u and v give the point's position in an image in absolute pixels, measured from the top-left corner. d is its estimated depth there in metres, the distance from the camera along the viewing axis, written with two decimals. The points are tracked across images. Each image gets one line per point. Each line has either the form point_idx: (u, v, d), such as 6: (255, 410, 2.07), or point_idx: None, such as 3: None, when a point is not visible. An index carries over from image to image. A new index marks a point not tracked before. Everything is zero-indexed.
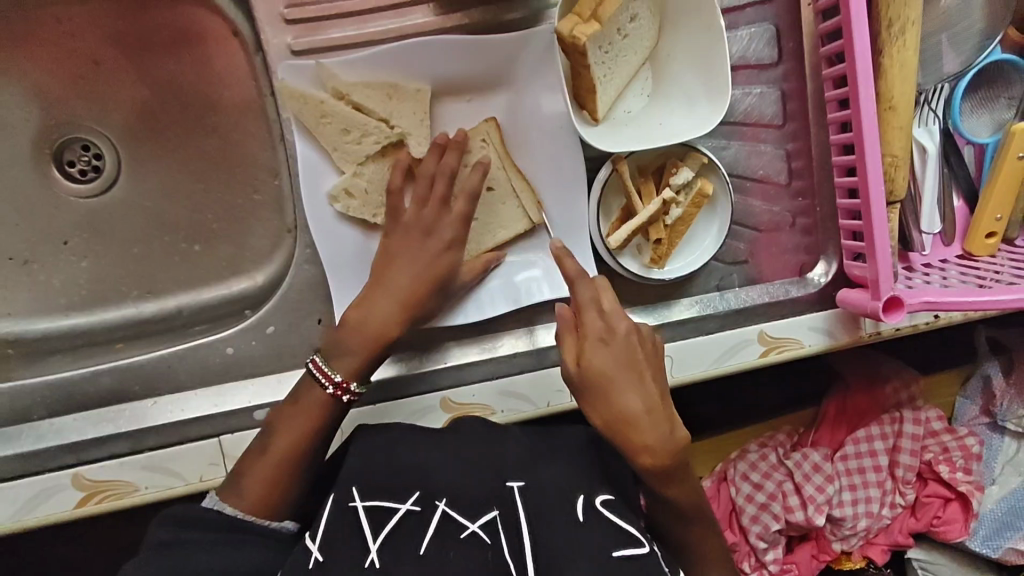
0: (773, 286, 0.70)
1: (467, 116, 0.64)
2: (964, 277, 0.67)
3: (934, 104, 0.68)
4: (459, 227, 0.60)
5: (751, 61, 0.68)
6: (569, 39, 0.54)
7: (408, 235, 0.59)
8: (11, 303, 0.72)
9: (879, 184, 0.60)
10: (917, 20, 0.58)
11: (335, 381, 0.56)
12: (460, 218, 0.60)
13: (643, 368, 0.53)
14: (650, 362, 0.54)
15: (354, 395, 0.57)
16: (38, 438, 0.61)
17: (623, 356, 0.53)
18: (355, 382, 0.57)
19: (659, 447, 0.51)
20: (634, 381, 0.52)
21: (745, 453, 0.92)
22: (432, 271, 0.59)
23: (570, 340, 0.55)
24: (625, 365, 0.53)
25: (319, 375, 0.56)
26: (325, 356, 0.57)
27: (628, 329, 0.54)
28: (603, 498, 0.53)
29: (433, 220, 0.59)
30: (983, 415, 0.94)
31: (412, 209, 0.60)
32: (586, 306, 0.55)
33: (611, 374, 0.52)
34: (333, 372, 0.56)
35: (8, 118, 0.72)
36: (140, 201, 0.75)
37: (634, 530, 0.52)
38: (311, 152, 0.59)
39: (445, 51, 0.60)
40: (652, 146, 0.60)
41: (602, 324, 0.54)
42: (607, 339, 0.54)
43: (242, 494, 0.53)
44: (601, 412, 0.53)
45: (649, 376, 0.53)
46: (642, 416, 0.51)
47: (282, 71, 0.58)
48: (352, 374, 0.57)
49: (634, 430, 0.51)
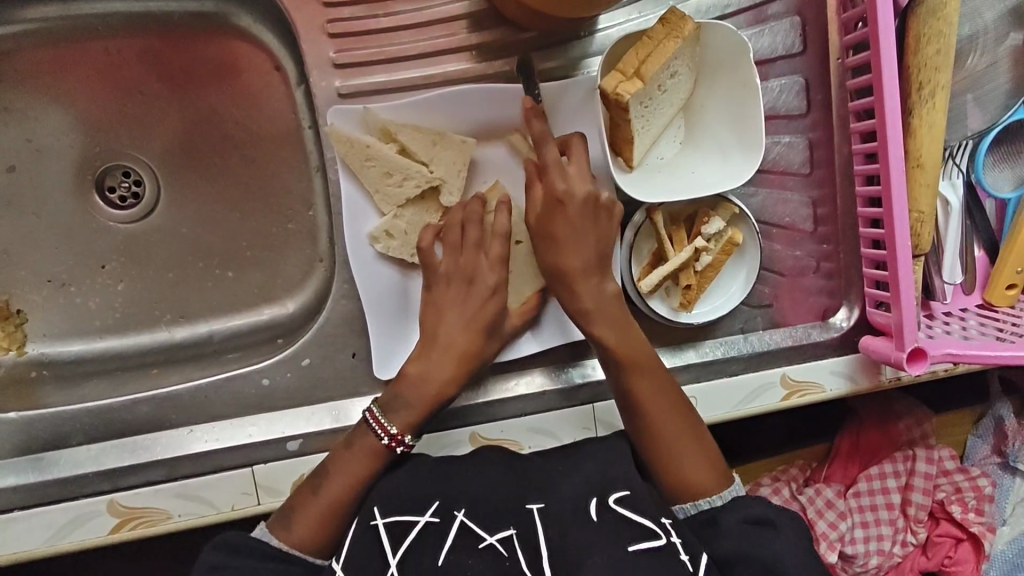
0: (796, 330, 0.72)
1: (504, 161, 0.67)
2: (984, 328, 0.69)
3: (958, 159, 0.69)
4: (500, 272, 0.62)
5: (781, 111, 0.70)
6: (613, 96, 0.56)
7: (449, 285, 0.62)
8: (47, 324, 0.74)
9: (907, 245, 0.62)
10: (947, 84, 0.60)
11: (391, 432, 0.59)
12: (499, 259, 0.62)
13: (593, 230, 0.60)
14: (599, 229, 0.60)
15: (410, 446, 0.59)
16: (77, 464, 0.62)
17: (578, 216, 0.59)
18: (410, 435, 0.59)
19: (587, 299, 0.60)
20: (580, 239, 0.60)
21: (758, 487, 0.93)
22: (480, 318, 0.61)
23: (535, 186, 0.60)
24: (581, 224, 0.60)
25: (375, 426, 0.59)
26: (382, 407, 0.60)
27: (587, 195, 0.59)
28: (618, 496, 0.55)
29: (471, 263, 0.61)
30: (994, 455, 0.95)
31: (448, 256, 0.62)
32: (551, 172, 0.59)
33: (560, 234, 0.60)
34: (389, 424, 0.59)
35: (53, 145, 0.74)
36: (176, 228, 0.76)
37: (652, 525, 0.53)
38: (353, 192, 0.63)
39: (485, 99, 0.63)
40: (685, 196, 0.62)
41: (562, 186, 0.59)
42: (565, 202, 0.59)
43: (289, 529, 0.56)
44: (546, 257, 0.61)
45: (596, 237, 0.60)
46: (581, 270, 0.60)
47: (331, 116, 0.62)
48: (407, 427, 0.59)
49: (572, 283, 0.60)
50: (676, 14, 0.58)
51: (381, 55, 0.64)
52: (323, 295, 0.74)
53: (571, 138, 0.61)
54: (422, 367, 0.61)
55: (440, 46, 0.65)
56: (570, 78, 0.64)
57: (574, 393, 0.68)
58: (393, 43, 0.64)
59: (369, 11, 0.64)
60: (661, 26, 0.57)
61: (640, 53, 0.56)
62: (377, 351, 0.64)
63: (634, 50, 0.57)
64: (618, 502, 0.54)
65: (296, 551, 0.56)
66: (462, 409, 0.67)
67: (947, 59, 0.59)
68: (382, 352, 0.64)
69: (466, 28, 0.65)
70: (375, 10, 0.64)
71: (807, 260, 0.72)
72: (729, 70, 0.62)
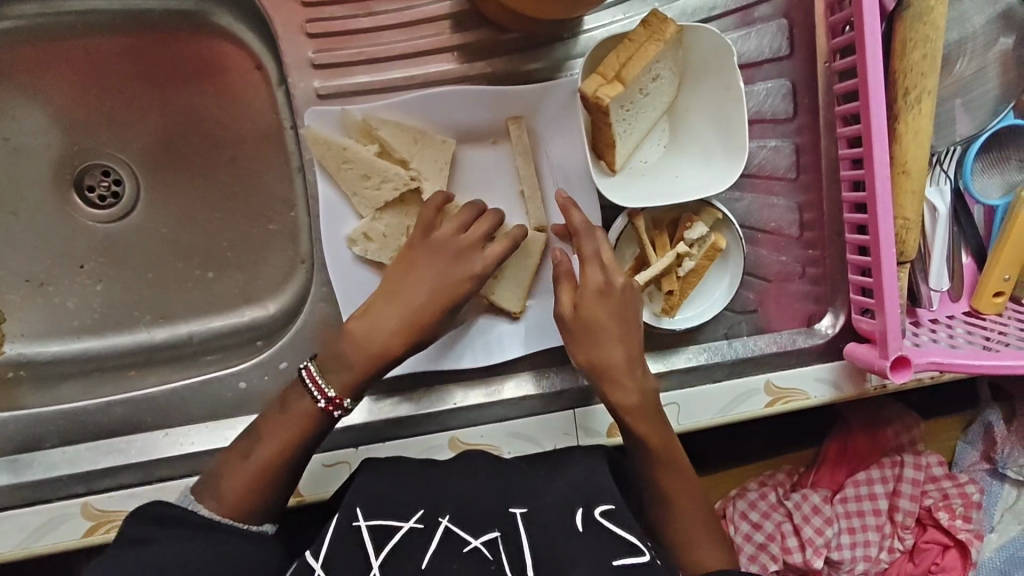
0: (781, 336, 0.71)
1: (487, 163, 0.66)
2: (971, 336, 0.68)
3: (946, 164, 0.68)
4: (491, 262, 0.60)
5: (767, 116, 0.69)
6: (592, 100, 0.55)
7: (438, 256, 0.59)
8: (25, 324, 0.73)
9: (891, 251, 0.61)
10: (933, 90, 0.59)
11: (329, 397, 0.55)
12: (496, 257, 0.60)
13: (629, 323, 0.60)
14: (634, 319, 0.60)
15: (346, 412, 0.56)
16: (50, 467, 0.62)
17: (617, 307, 0.59)
18: (348, 399, 0.56)
19: (631, 392, 0.59)
20: (620, 333, 0.59)
21: (745, 491, 0.93)
22: (447, 294, 0.59)
23: (567, 288, 0.60)
24: (618, 316, 0.59)
25: (312, 388, 0.56)
26: (320, 367, 0.57)
27: (624, 285, 0.60)
28: (604, 508, 0.54)
29: (467, 249, 0.59)
30: (983, 461, 0.94)
31: (445, 231, 0.60)
32: (589, 264, 0.59)
33: (602, 322, 0.59)
34: (328, 387, 0.56)
35: (32, 143, 0.73)
36: (156, 228, 0.75)
37: (634, 539, 0.52)
38: (331, 194, 0.63)
39: (465, 101, 0.62)
40: (665, 201, 0.61)
41: (602, 278, 0.59)
42: (606, 292, 0.59)
43: (219, 499, 0.53)
44: (583, 350, 0.59)
45: (632, 330, 0.60)
46: (623, 364, 0.59)
47: (308, 117, 0.61)
48: (346, 391, 0.56)
49: (615, 375, 0.59)
50: (658, 18, 0.57)
51: (361, 55, 0.63)
52: (304, 297, 0.73)
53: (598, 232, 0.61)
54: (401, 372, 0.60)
55: (422, 46, 0.64)
56: (552, 80, 0.64)
57: (556, 397, 0.68)
58: (374, 42, 0.63)
59: (349, 11, 0.63)
60: (643, 29, 0.57)
61: (622, 56, 0.56)
62: None
63: (614, 53, 0.56)
64: (605, 515, 0.53)
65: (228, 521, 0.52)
66: (442, 414, 0.66)
67: (934, 63, 0.58)
68: None
69: (448, 29, 0.64)
70: (356, 9, 0.63)
71: (793, 266, 0.71)
72: (713, 73, 0.61)
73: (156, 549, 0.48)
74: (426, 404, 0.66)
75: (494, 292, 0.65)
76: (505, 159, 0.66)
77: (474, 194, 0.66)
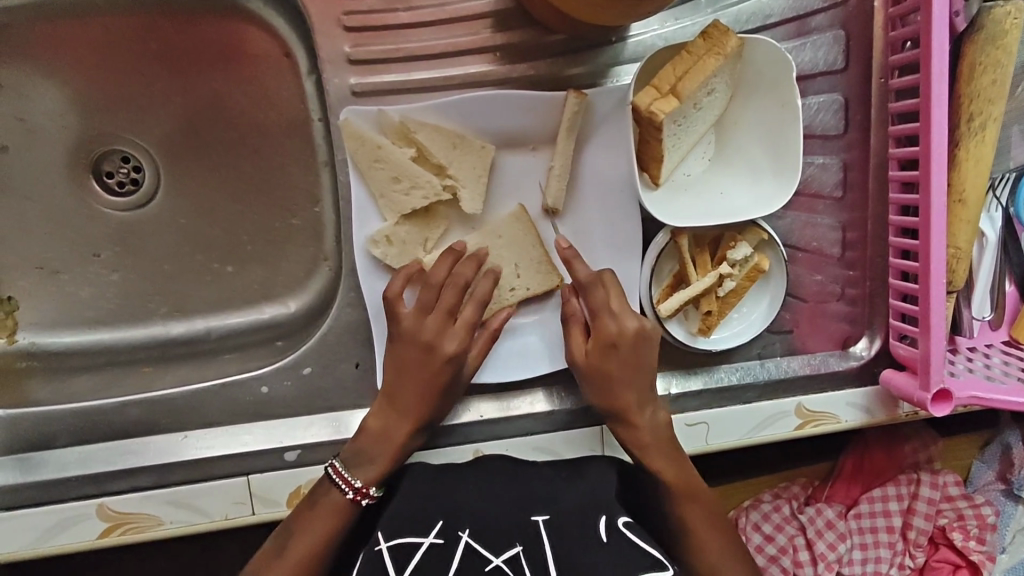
0: (815, 358, 0.69)
1: (526, 171, 0.64)
2: (1008, 366, 0.66)
3: (1000, 191, 0.67)
4: (462, 341, 0.59)
5: (816, 131, 0.66)
6: (645, 114, 0.53)
7: (410, 349, 0.58)
8: (38, 312, 0.71)
9: (941, 279, 0.59)
10: (999, 116, 0.57)
11: (356, 487, 0.57)
12: (466, 326, 0.59)
13: (644, 367, 0.59)
14: (647, 365, 0.59)
15: (373, 499, 0.58)
16: (63, 467, 0.60)
17: (629, 355, 0.59)
18: (375, 488, 0.58)
19: (645, 432, 0.59)
20: (634, 376, 0.59)
21: (759, 502, 0.90)
22: (434, 383, 0.58)
23: (577, 334, 0.60)
24: (629, 365, 0.59)
25: (338, 481, 0.57)
26: (346, 462, 0.58)
27: (636, 330, 0.59)
28: (626, 519, 0.53)
29: (435, 333, 0.58)
30: (998, 482, 0.91)
31: (412, 317, 0.58)
32: (600, 312, 0.59)
33: (615, 370, 0.59)
34: (352, 477, 0.57)
35: (49, 126, 0.71)
36: (175, 218, 0.73)
37: (658, 553, 0.51)
38: (361, 195, 0.60)
39: (511, 106, 0.60)
40: (714, 221, 0.59)
41: (613, 325, 0.58)
42: (617, 345, 0.58)
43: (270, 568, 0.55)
44: (599, 396, 0.60)
45: (646, 371, 0.59)
46: (636, 406, 0.59)
47: (346, 111, 0.59)
48: (371, 480, 0.58)
49: (629, 418, 0.59)
50: (718, 29, 0.55)
51: (398, 52, 0.60)
52: (326, 297, 0.71)
53: (602, 274, 0.60)
54: (427, 388, 0.59)
55: (462, 45, 0.61)
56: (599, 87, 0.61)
57: (582, 412, 0.66)
58: (413, 39, 0.61)
59: (388, 5, 0.60)
60: (702, 41, 0.55)
61: (678, 69, 0.54)
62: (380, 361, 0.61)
63: (671, 65, 0.54)
64: (628, 526, 0.52)
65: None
66: (466, 425, 0.64)
67: (1003, 89, 0.57)
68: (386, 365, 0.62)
69: (490, 27, 0.61)
70: (395, 3, 0.60)
71: (831, 286, 0.69)
72: (769, 86, 0.59)
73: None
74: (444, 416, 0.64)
75: (528, 284, 0.63)
76: (545, 167, 0.63)
77: (511, 199, 0.64)
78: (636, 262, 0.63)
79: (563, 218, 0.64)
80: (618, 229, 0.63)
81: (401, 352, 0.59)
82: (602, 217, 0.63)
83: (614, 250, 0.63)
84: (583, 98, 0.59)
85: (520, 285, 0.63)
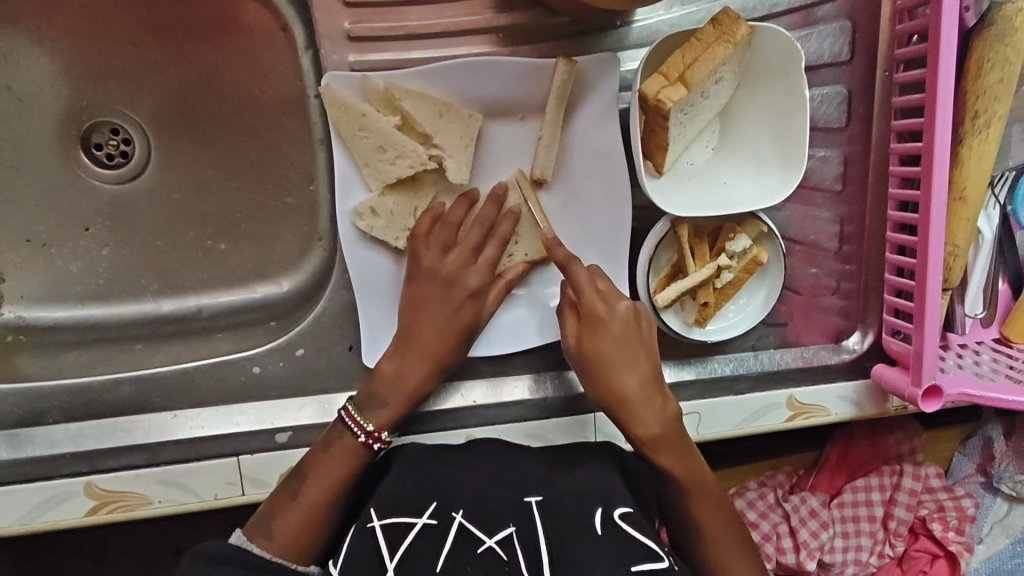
0: (807, 350, 0.69)
1: (515, 141, 0.62)
2: (996, 363, 0.67)
3: (998, 189, 0.67)
4: (485, 275, 0.59)
5: (819, 124, 0.66)
6: (653, 102, 0.52)
7: (434, 286, 0.58)
8: (25, 286, 0.69)
9: (938, 277, 0.59)
10: (1004, 115, 0.57)
11: (367, 431, 0.58)
12: (488, 263, 0.59)
13: (641, 349, 0.58)
14: (643, 344, 0.58)
15: (385, 444, 0.58)
16: (52, 444, 0.59)
17: (622, 338, 0.58)
18: (386, 431, 0.58)
19: (654, 425, 0.57)
20: (631, 361, 0.58)
21: (745, 490, 0.91)
22: (453, 325, 0.58)
23: (570, 320, 0.60)
24: (622, 345, 0.58)
25: (351, 424, 0.58)
26: (358, 406, 0.58)
27: (628, 311, 0.58)
28: (622, 511, 0.52)
29: (457, 267, 0.58)
30: (978, 475, 0.92)
31: (433, 256, 0.58)
32: (590, 298, 0.57)
33: (610, 356, 0.58)
34: (365, 421, 0.58)
35: (36, 95, 0.69)
36: (167, 192, 0.71)
37: (654, 545, 0.50)
38: (344, 164, 0.59)
39: (500, 73, 0.58)
40: (715, 211, 0.58)
41: (603, 309, 0.58)
42: (606, 323, 0.58)
43: (269, 536, 0.55)
44: (600, 386, 0.58)
45: (644, 354, 0.58)
46: (638, 393, 0.57)
47: (328, 77, 0.57)
48: (383, 424, 0.58)
49: (632, 409, 0.57)
50: (729, 16, 0.54)
51: (399, 29, 0.59)
52: (320, 276, 0.69)
53: (590, 268, 0.60)
54: (423, 372, 0.58)
55: (465, 24, 0.59)
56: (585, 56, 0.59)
57: (576, 400, 0.65)
58: (414, 16, 0.59)
59: None
60: (712, 28, 0.54)
61: (687, 56, 0.53)
62: (366, 339, 0.60)
63: (680, 52, 0.53)
64: (623, 518, 0.51)
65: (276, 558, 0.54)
66: (458, 410, 0.64)
67: (1009, 88, 0.56)
68: (375, 344, 0.61)
69: (494, 6, 0.59)
70: None
71: (826, 280, 0.69)
72: (777, 75, 0.58)
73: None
74: (436, 401, 0.64)
75: (526, 250, 0.62)
76: (534, 137, 0.62)
77: (503, 175, 0.62)
78: (624, 237, 0.62)
79: (552, 189, 0.62)
80: (605, 202, 0.62)
81: (425, 289, 0.58)
82: (590, 191, 0.62)
83: (604, 225, 0.62)
84: (573, 65, 0.57)
85: (517, 252, 0.62)
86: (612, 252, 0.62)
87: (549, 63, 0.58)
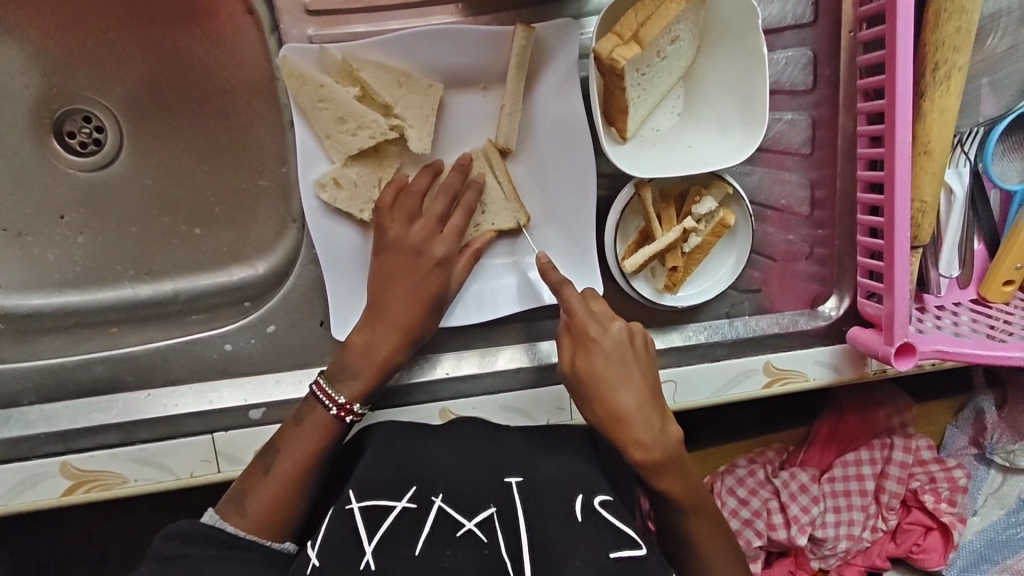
0: (783, 317, 0.69)
1: (478, 111, 0.62)
2: (975, 325, 0.67)
3: (968, 146, 0.66)
4: (452, 244, 0.59)
5: (785, 86, 0.66)
6: (607, 60, 0.53)
7: (400, 256, 0.58)
8: (3, 272, 0.70)
9: (905, 233, 0.58)
10: (963, 66, 0.57)
11: (339, 403, 0.58)
12: (454, 233, 0.59)
13: (636, 368, 0.57)
14: (639, 365, 0.58)
15: (357, 416, 0.59)
16: (27, 425, 0.60)
17: (616, 355, 0.57)
18: (358, 404, 0.58)
19: (653, 446, 0.55)
20: (626, 379, 0.57)
21: (734, 467, 0.89)
22: (421, 294, 0.59)
23: (567, 343, 0.59)
24: (616, 362, 0.57)
25: (322, 397, 0.58)
26: (329, 377, 0.59)
27: (623, 330, 0.58)
28: (603, 499, 0.52)
29: (423, 237, 0.58)
30: (971, 446, 0.91)
31: (398, 228, 0.58)
32: (582, 315, 0.58)
33: (603, 374, 0.57)
34: (335, 394, 0.58)
35: (7, 84, 0.70)
36: (140, 178, 0.72)
37: (632, 533, 0.50)
38: (306, 137, 0.59)
39: (458, 42, 0.58)
40: (675, 173, 0.58)
41: (597, 328, 0.58)
42: (599, 340, 0.57)
43: (245, 514, 0.55)
44: (597, 408, 0.57)
45: (641, 374, 0.58)
46: (634, 412, 0.56)
47: (285, 50, 0.57)
48: (355, 396, 0.58)
49: (630, 428, 0.55)
50: None
51: (359, 3, 0.59)
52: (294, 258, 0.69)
53: (585, 290, 0.60)
54: (392, 344, 0.59)
55: None
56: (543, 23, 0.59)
57: (549, 371, 0.65)
58: None
59: None
60: None
61: (640, 15, 0.54)
62: (336, 313, 0.61)
63: (633, 11, 0.54)
64: (604, 505, 0.51)
65: (249, 535, 0.54)
66: (432, 383, 0.64)
67: (968, 37, 0.56)
68: (346, 318, 0.61)
69: None
70: None
71: (799, 245, 0.69)
72: (735, 36, 0.58)
73: (185, 563, 0.50)
74: (409, 374, 0.64)
75: (493, 220, 0.62)
76: (496, 107, 0.62)
77: (467, 146, 0.62)
78: (588, 200, 0.62)
79: (516, 158, 0.63)
80: (570, 169, 0.62)
81: (392, 260, 0.59)
82: (554, 159, 0.62)
83: (569, 192, 0.62)
84: (531, 32, 0.57)
85: (484, 220, 0.62)
86: (578, 218, 0.62)
87: (507, 32, 0.58)
